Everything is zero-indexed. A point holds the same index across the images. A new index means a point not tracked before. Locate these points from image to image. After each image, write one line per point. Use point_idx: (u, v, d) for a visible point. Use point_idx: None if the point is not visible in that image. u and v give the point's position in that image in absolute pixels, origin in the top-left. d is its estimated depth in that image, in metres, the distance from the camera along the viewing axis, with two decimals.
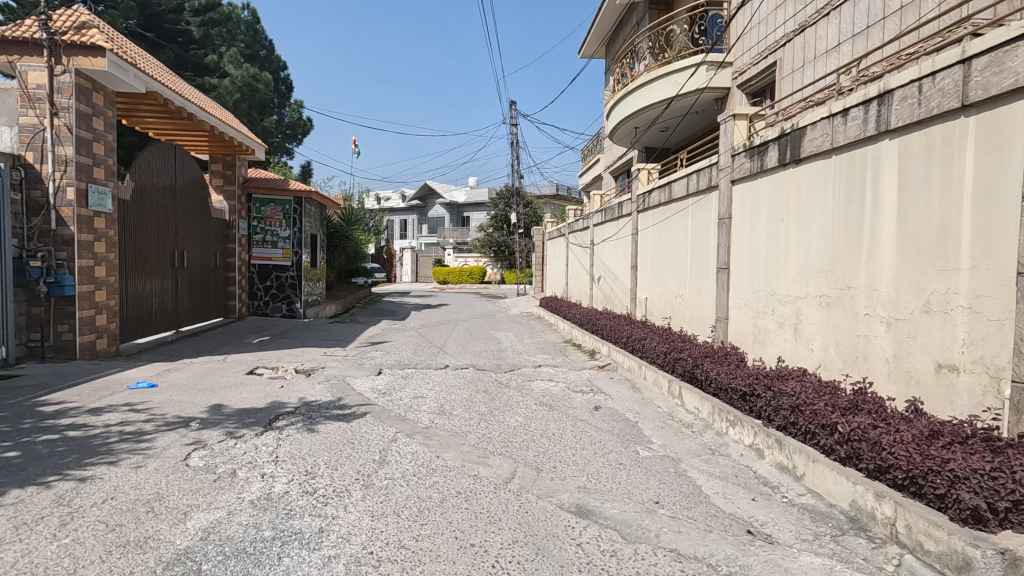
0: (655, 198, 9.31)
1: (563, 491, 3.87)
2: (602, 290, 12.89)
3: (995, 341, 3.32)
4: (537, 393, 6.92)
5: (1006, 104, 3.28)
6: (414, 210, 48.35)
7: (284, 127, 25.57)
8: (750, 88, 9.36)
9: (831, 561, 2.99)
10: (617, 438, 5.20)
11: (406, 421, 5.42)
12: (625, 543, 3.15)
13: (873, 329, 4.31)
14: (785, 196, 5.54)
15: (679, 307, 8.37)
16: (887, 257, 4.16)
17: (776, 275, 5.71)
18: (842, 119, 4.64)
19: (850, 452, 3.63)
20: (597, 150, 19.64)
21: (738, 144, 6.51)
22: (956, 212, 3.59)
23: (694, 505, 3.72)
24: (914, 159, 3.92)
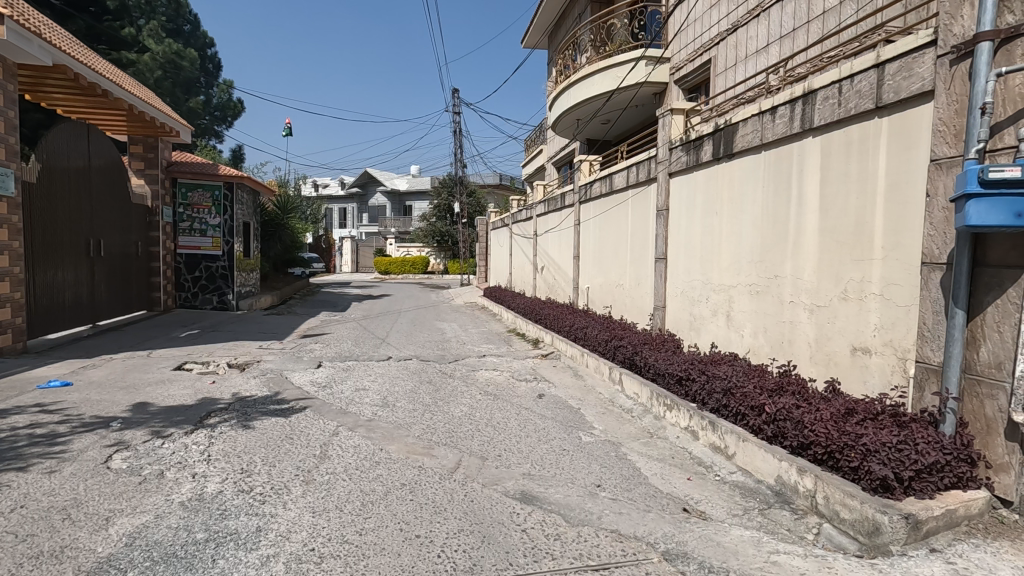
0: (597, 189, 9.49)
1: (508, 478, 3.91)
2: (546, 280, 13.04)
3: (902, 326, 3.62)
4: (481, 382, 6.95)
5: (914, 106, 3.55)
6: (354, 198, 47.03)
7: (212, 108, 24.18)
8: (687, 85, 9.68)
9: (758, 534, 3.18)
10: (560, 424, 5.30)
11: (348, 414, 5.29)
12: (568, 527, 3.23)
13: (797, 316, 4.59)
14: (719, 189, 5.78)
15: (619, 296, 8.60)
16: (811, 248, 4.43)
17: (710, 265, 5.96)
18: (770, 116, 4.90)
19: (776, 431, 3.86)
20: (540, 140, 19.72)
21: (676, 138, 6.74)
22: (871, 207, 3.87)
23: (634, 487, 3.86)
24: (835, 156, 4.19)
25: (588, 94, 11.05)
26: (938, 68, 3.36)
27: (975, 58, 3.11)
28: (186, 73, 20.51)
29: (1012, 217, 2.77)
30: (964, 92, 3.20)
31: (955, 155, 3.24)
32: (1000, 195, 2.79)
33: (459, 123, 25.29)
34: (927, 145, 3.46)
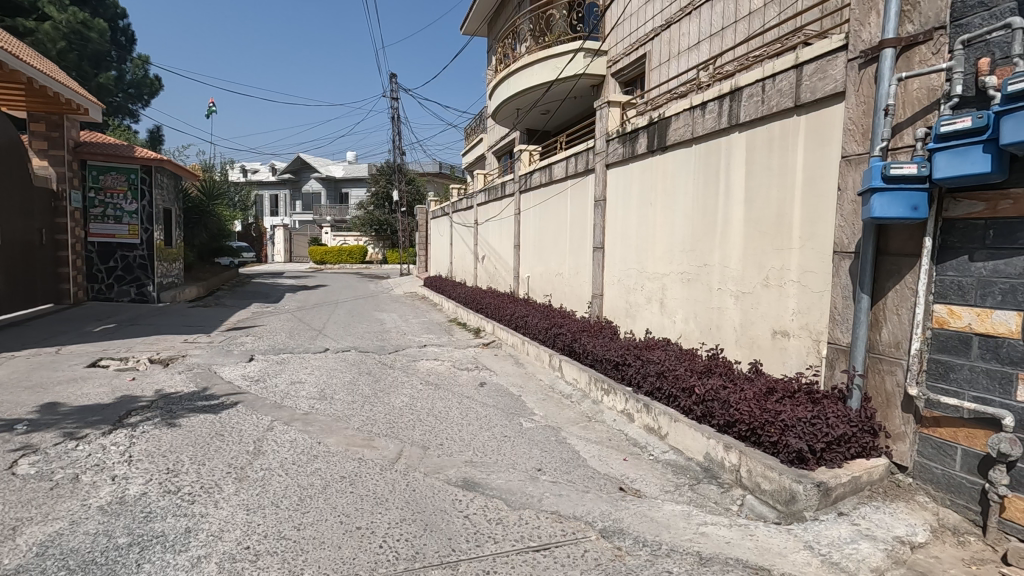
0: (537, 179, 9.58)
1: (450, 466, 3.93)
2: (487, 269, 13.07)
3: (817, 310, 3.91)
4: (422, 372, 6.91)
5: (828, 106, 3.81)
6: (286, 184, 45.04)
7: (126, 85, 22.33)
8: (623, 78, 9.90)
9: (689, 507, 3.37)
10: (501, 411, 5.37)
11: (283, 408, 5.13)
12: (510, 510, 3.29)
13: (725, 302, 4.85)
14: (653, 180, 5.99)
15: (558, 285, 8.77)
16: (737, 238, 4.69)
17: (645, 254, 6.18)
18: (701, 111, 5.12)
19: (705, 411, 4.07)
20: (480, 129, 19.61)
21: (613, 130, 6.90)
22: (790, 200, 4.13)
23: (573, 469, 3.99)
24: (759, 151, 4.44)
25: (528, 84, 11.09)
26: (849, 70, 3.63)
27: (880, 63, 3.36)
28: (95, 46, 18.85)
29: (909, 209, 3.04)
30: (871, 94, 3.47)
31: (863, 152, 3.52)
32: (899, 190, 3.04)
33: (398, 110, 24.70)
34: (839, 143, 3.73)
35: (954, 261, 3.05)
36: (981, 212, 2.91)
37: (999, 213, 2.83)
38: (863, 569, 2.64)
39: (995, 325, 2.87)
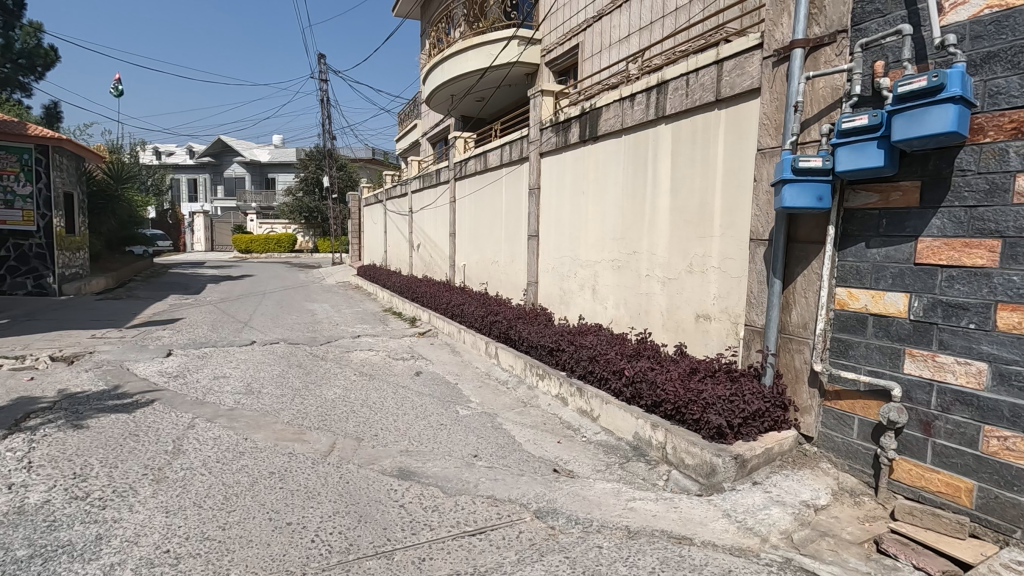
0: (471, 167, 9.53)
1: (385, 457, 3.89)
2: (422, 258, 12.91)
3: (735, 294, 4.15)
4: (356, 363, 6.76)
5: (745, 101, 4.04)
6: (206, 168, 42.28)
7: (16, 55, 20.06)
8: (557, 67, 9.99)
9: (619, 485, 3.52)
10: (437, 400, 5.36)
11: (206, 405, 4.87)
12: (446, 497, 3.30)
13: (652, 288, 5.06)
14: (585, 170, 6.11)
15: (494, 273, 8.81)
16: (663, 226, 4.88)
17: (577, 242, 6.31)
18: (630, 102, 5.27)
19: (634, 392, 4.24)
20: (414, 114, 19.20)
21: (546, 119, 6.97)
22: (712, 189, 4.35)
23: (509, 454, 4.05)
24: (683, 142, 4.63)
25: (462, 70, 10.97)
26: (764, 68, 3.85)
27: (791, 62, 3.59)
28: None
29: (815, 200, 3.28)
30: (782, 91, 3.70)
31: (775, 145, 3.75)
32: (808, 182, 3.28)
33: (326, 92, 23.74)
34: (755, 136, 3.96)
35: (853, 247, 3.32)
36: (876, 203, 3.17)
37: (892, 203, 3.10)
38: (774, 532, 2.86)
39: (886, 305, 3.14)
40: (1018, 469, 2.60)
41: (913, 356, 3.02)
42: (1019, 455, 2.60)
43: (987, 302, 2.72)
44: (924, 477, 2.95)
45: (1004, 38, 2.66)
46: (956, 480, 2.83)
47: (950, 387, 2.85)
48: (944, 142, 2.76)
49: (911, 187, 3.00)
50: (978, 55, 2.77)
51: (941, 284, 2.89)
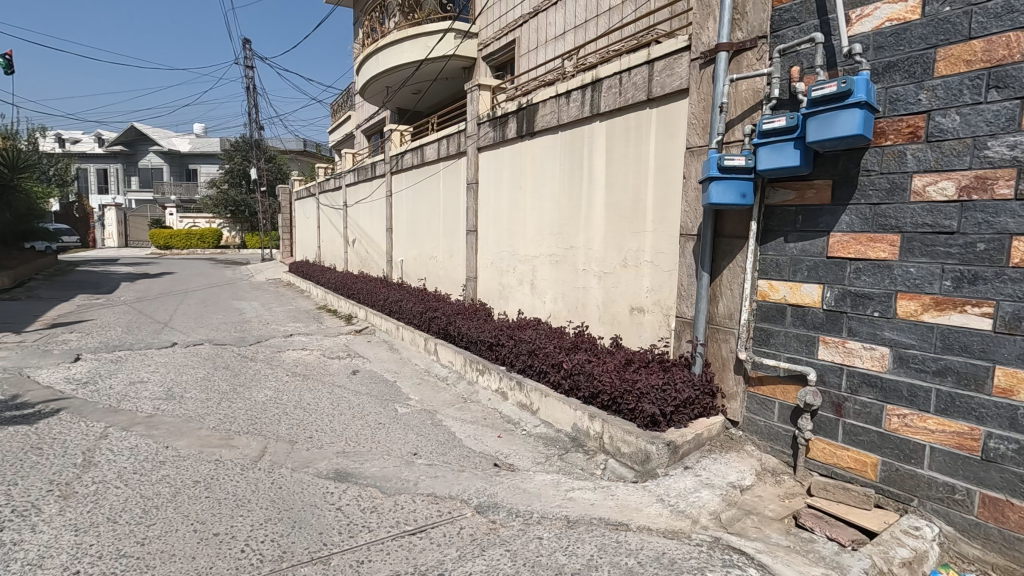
0: (408, 160, 9.35)
1: (321, 459, 3.76)
2: (357, 253, 12.57)
3: (667, 287, 4.31)
4: (288, 363, 6.49)
5: (675, 101, 4.19)
6: (117, 158, 39.19)
7: None
8: (493, 62, 9.98)
9: (558, 476, 3.59)
10: (374, 398, 5.25)
11: (120, 412, 4.52)
12: (385, 497, 3.24)
13: (589, 282, 5.17)
14: (523, 165, 6.15)
15: (432, 269, 8.71)
16: (599, 221, 4.99)
17: (515, 237, 6.35)
18: (565, 99, 5.35)
19: (572, 384, 4.32)
20: (347, 105, 18.62)
21: (483, 113, 6.95)
22: (644, 186, 4.49)
23: (449, 450, 4.03)
24: (617, 139, 4.76)
25: (397, 61, 10.73)
26: (691, 69, 4.00)
27: (716, 64, 3.75)
28: None
29: (739, 197, 3.45)
30: (709, 92, 3.86)
31: (703, 144, 3.91)
32: (732, 179, 3.45)
33: (252, 79, 22.58)
34: (684, 135, 4.11)
35: (773, 242, 3.52)
36: (794, 200, 3.38)
37: (807, 201, 3.32)
38: (704, 513, 2.99)
39: (802, 296, 3.37)
40: (915, 443, 2.85)
41: (827, 342, 3.24)
42: (916, 430, 2.85)
43: (889, 291, 2.96)
44: (836, 454, 3.19)
45: (902, 49, 2.90)
46: (863, 456, 3.07)
47: (858, 371, 3.09)
48: (852, 143, 2.97)
49: (824, 185, 3.22)
50: (880, 64, 2.99)
51: (850, 276, 3.12)
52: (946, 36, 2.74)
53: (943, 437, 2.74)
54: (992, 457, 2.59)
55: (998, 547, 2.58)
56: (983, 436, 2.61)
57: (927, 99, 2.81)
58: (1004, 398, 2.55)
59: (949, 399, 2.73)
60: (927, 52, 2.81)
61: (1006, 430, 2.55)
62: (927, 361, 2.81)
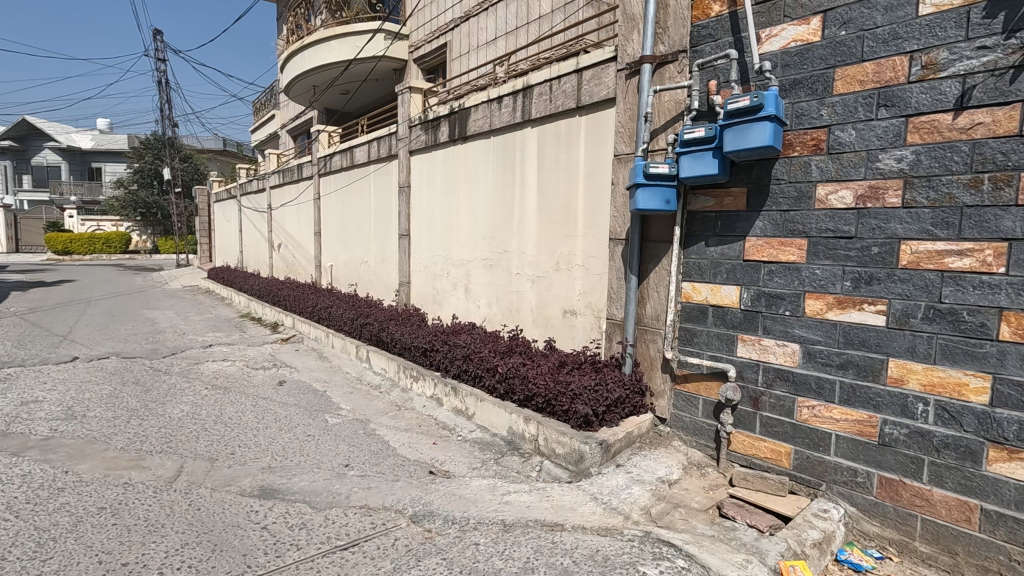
0: (337, 162, 9.08)
1: (244, 476, 3.55)
2: (283, 258, 12.04)
3: (598, 289, 4.43)
4: (207, 376, 6.11)
5: (603, 110, 4.33)
6: (5, 154, 35.40)
7: None
8: (425, 65, 9.88)
9: (494, 480, 3.59)
10: (303, 409, 5.03)
11: (9, 437, 4.07)
12: (314, 513, 3.11)
13: (523, 285, 5.21)
14: (456, 169, 6.12)
15: (364, 274, 8.49)
16: (532, 225, 5.06)
17: (449, 241, 6.31)
18: (497, 105, 5.38)
19: (507, 388, 4.34)
20: (272, 103, 17.81)
21: (415, 116, 6.86)
22: (575, 191, 4.59)
23: (383, 460, 3.93)
24: (548, 145, 4.85)
25: (324, 61, 10.40)
26: (618, 79, 4.14)
27: (641, 75, 3.91)
28: None
29: (663, 203, 3.61)
30: (634, 102, 4.01)
31: (629, 152, 4.06)
32: (657, 186, 3.61)
33: (165, 73, 21.12)
34: (612, 142, 4.25)
35: (696, 246, 3.70)
36: (713, 206, 3.57)
37: (725, 207, 3.51)
38: (635, 509, 3.09)
39: (722, 297, 3.56)
40: (823, 431, 3.08)
41: (744, 341, 3.44)
42: (823, 420, 3.08)
43: (798, 292, 3.18)
44: (754, 445, 3.39)
45: (806, 68, 3.14)
46: (778, 446, 3.28)
47: (773, 366, 3.30)
48: (764, 154, 3.19)
49: (740, 193, 3.43)
50: (788, 81, 3.23)
51: (764, 277, 3.33)
52: (842, 58, 2.99)
53: (847, 425, 2.98)
54: (888, 441, 2.84)
55: (893, 524, 2.83)
56: (880, 422, 2.86)
57: (828, 114, 3.05)
58: (897, 386, 2.81)
59: (851, 390, 2.97)
60: (827, 71, 3.06)
61: (898, 416, 2.80)
62: (831, 355, 3.05)
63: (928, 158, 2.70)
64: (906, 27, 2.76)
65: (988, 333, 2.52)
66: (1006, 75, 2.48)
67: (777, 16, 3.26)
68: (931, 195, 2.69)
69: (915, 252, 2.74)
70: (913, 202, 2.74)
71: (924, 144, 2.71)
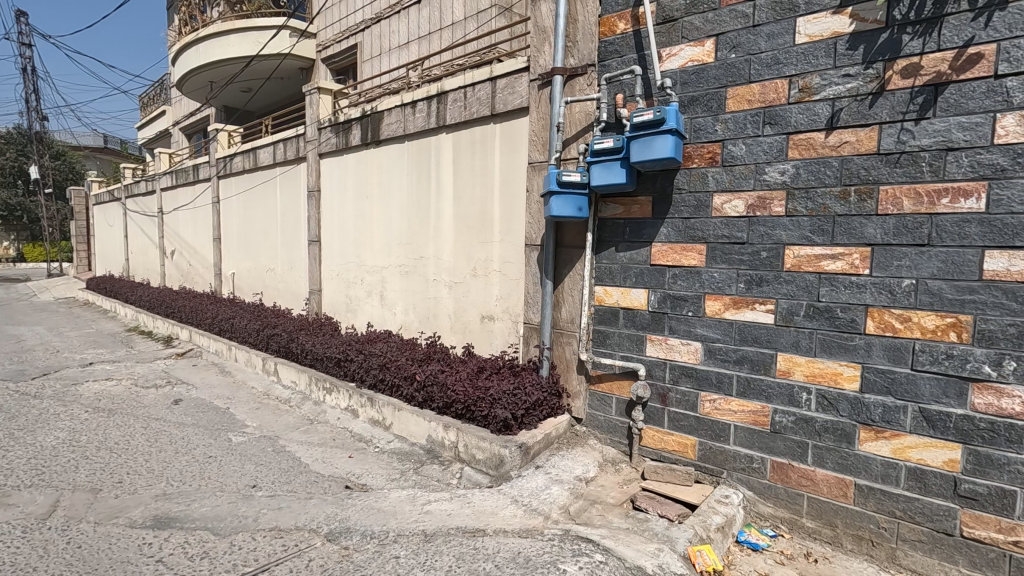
0: (238, 164, 8.54)
1: (135, 506, 3.23)
2: (178, 266, 11.12)
3: (515, 295, 4.50)
4: (87, 397, 5.49)
5: (516, 118, 4.42)
6: None
7: None
8: (334, 65, 9.57)
9: (414, 490, 3.52)
10: (203, 429, 4.67)
11: None
12: (218, 539, 2.90)
13: (440, 292, 5.18)
14: (368, 174, 5.98)
15: (270, 282, 8.04)
16: (448, 231, 5.04)
17: (363, 247, 6.13)
18: (411, 109, 5.33)
19: (426, 396, 4.27)
20: (162, 99, 16.44)
21: (324, 117, 6.62)
22: (490, 198, 4.64)
23: (294, 477, 3.74)
24: (463, 151, 4.87)
25: (223, 55, 9.75)
26: (531, 89, 4.24)
27: (552, 86, 4.02)
28: None
29: (575, 210, 3.74)
30: (547, 112, 4.13)
31: (543, 160, 4.17)
32: (569, 194, 3.73)
33: (31, 60, 18.83)
34: (526, 150, 4.35)
35: (607, 252, 3.86)
36: (621, 213, 3.76)
37: (632, 215, 3.70)
38: (554, 508, 3.16)
39: (631, 300, 3.74)
40: (723, 423, 3.32)
41: (653, 340, 3.63)
42: (723, 412, 3.33)
43: (699, 294, 3.42)
44: (663, 439, 3.59)
45: (702, 86, 3.39)
46: (684, 439, 3.49)
47: (678, 364, 3.51)
48: (666, 165, 3.40)
49: (646, 202, 3.63)
50: (686, 97, 3.47)
51: (668, 281, 3.54)
52: (733, 78, 3.26)
53: (743, 416, 3.24)
54: (778, 428, 3.11)
55: (784, 503, 3.10)
56: (771, 412, 3.14)
57: (722, 130, 3.31)
58: (784, 378, 3.09)
59: (746, 383, 3.23)
60: (720, 90, 3.32)
61: (786, 405, 3.09)
62: (729, 352, 3.30)
63: (806, 171, 3.00)
64: (786, 53, 3.07)
65: (858, 328, 2.85)
66: (866, 100, 2.82)
67: (676, 37, 3.50)
68: (809, 205, 3.00)
69: (797, 255, 3.03)
70: (795, 211, 3.04)
71: (803, 159, 3.02)
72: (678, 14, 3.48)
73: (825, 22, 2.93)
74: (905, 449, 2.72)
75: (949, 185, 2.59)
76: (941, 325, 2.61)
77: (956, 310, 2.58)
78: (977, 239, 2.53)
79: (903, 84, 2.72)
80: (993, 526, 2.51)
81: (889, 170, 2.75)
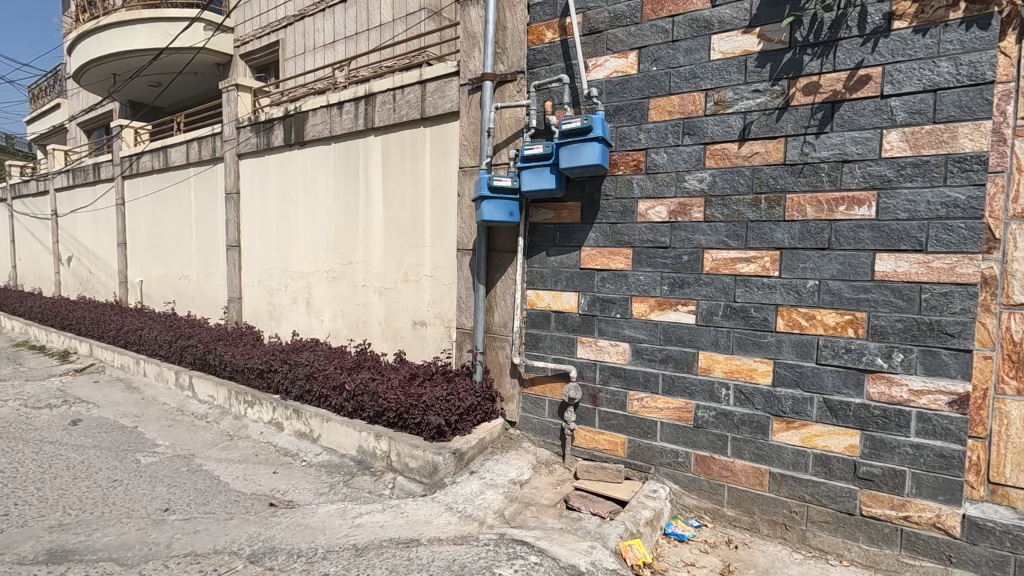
0: (146, 164, 7.94)
1: (24, 540, 2.91)
2: (76, 274, 10.17)
3: (447, 300, 4.47)
4: None
5: (447, 123, 4.40)
6: None
7: None
8: (254, 62, 9.13)
9: (343, 504, 3.40)
10: (106, 450, 4.28)
11: None
12: (125, 570, 2.66)
13: (369, 298, 5.04)
14: (292, 177, 5.74)
15: (184, 290, 7.52)
16: (377, 235, 4.92)
17: (287, 252, 5.87)
18: (338, 110, 5.17)
19: (355, 405, 4.13)
20: (56, 92, 15.02)
21: (244, 116, 6.29)
22: (421, 202, 4.59)
23: (212, 498, 3.50)
24: (393, 155, 4.78)
25: (128, 46, 9.03)
26: (461, 93, 4.24)
27: (482, 92, 4.04)
28: None
29: (507, 215, 3.78)
30: (477, 117, 4.14)
31: (473, 165, 4.17)
32: (500, 199, 3.75)
33: None
34: (457, 155, 4.34)
35: (538, 256, 3.92)
36: (552, 218, 3.82)
37: (562, 219, 3.78)
38: (489, 513, 3.15)
39: (562, 303, 3.81)
40: (650, 420, 3.45)
41: (583, 342, 3.72)
42: (650, 410, 3.45)
43: (626, 296, 3.54)
44: (594, 438, 3.67)
45: (626, 96, 3.52)
46: (614, 437, 3.59)
47: (607, 365, 3.61)
48: (594, 172, 3.50)
49: (575, 207, 3.72)
50: (611, 107, 3.59)
51: (597, 284, 3.64)
52: (654, 90, 3.41)
53: (668, 412, 3.38)
54: (701, 423, 3.27)
55: (707, 494, 3.26)
56: (693, 408, 3.29)
57: (645, 139, 3.45)
58: (705, 375, 3.26)
59: (670, 382, 3.37)
60: (642, 101, 3.46)
61: (707, 401, 3.25)
62: (654, 351, 3.43)
63: (722, 180, 3.19)
64: (702, 68, 3.25)
65: (769, 326, 3.05)
66: (774, 114, 3.04)
67: (601, 48, 3.61)
68: (725, 212, 3.18)
69: (715, 259, 3.21)
70: (712, 217, 3.22)
71: (718, 168, 3.20)
72: (603, 26, 3.60)
73: (736, 40, 3.13)
74: (812, 438, 2.94)
75: (845, 194, 2.84)
76: (841, 322, 2.85)
77: (853, 308, 2.82)
78: (869, 242, 2.78)
79: (805, 101, 2.95)
80: (887, 504, 2.77)
81: (794, 180, 2.98)
